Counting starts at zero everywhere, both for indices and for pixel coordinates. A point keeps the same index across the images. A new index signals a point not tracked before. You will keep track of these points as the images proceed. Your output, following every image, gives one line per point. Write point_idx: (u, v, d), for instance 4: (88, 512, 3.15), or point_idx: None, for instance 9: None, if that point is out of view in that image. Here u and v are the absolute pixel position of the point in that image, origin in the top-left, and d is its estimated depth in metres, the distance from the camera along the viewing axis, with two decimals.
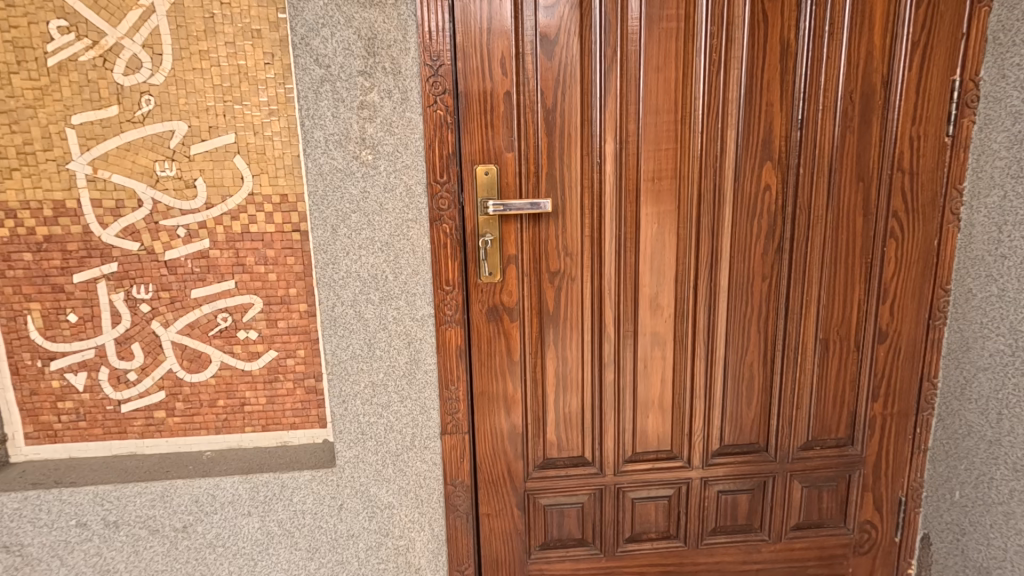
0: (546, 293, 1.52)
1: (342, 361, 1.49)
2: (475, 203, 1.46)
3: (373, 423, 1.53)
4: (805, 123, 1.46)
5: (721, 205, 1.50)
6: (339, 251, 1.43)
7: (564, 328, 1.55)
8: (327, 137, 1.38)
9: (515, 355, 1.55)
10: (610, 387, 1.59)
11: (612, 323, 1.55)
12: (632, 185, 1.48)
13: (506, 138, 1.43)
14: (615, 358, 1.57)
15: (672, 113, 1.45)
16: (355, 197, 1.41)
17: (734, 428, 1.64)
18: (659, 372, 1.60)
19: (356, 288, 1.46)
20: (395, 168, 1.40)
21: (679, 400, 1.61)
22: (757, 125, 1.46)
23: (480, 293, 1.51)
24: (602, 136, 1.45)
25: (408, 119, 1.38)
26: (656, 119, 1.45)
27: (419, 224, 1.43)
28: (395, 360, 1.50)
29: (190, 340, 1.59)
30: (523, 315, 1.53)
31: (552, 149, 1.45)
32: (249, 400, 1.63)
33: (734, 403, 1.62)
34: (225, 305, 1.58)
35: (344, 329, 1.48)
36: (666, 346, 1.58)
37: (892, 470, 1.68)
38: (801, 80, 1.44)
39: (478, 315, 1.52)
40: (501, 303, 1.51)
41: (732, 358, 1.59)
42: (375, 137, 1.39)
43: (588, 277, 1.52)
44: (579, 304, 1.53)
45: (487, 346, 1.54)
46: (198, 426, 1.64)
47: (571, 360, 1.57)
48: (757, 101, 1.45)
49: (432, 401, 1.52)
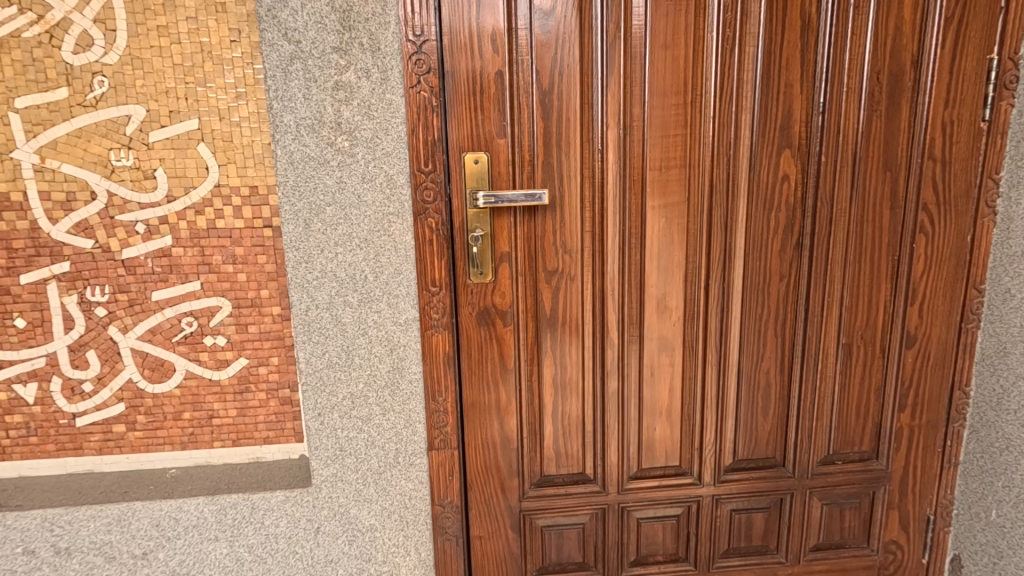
0: (543, 295, 1.38)
1: (318, 370, 1.35)
2: (464, 195, 1.32)
3: (352, 438, 1.39)
4: (828, 106, 1.33)
5: (736, 197, 1.36)
6: (313, 248, 1.29)
7: (562, 332, 1.41)
8: (298, 121, 1.24)
9: (509, 363, 1.41)
10: (613, 398, 1.45)
11: (616, 327, 1.41)
12: (637, 174, 1.34)
13: (497, 122, 1.29)
14: (619, 366, 1.43)
15: (681, 94, 1.31)
16: (330, 187, 1.27)
17: (748, 442, 1.50)
18: (667, 380, 1.46)
19: (332, 289, 1.32)
20: (374, 156, 1.26)
21: (688, 412, 1.48)
22: (774, 107, 1.32)
23: (469, 295, 1.37)
24: (604, 120, 1.31)
25: (388, 101, 1.24)
26: (663, 102, 1.31)
27: (401, 218, 1.29)
28: (376, 368, 1.36)
29: (152, 347, 1.45)
30: (518, 318, 1.39)
31: (548, 136, 1.31)
32: (218, 413, 1.49)
33: (748, 415, 1.49)
34: (190, 308, 1.44)
35: (319, 335, 1.34)
36: (675, 353, 1.44)
37: (920, 486, 1.55)
38: (824, 58, 1.30)
39: (468, 319, 1.38)
40: (493, 306, 1.37)
41: (747, 365, 1.45)
42: (351, 122, 1.25)
43: (589, 276, 1.38)
44: (579, 306, 1.39)
45: (478, 353, 1.40)
46: (162, 442, 1.50)
47: (571, 368, 1.43)
48: (774, 82, 1.31)
49: (418, 413, 1.39)
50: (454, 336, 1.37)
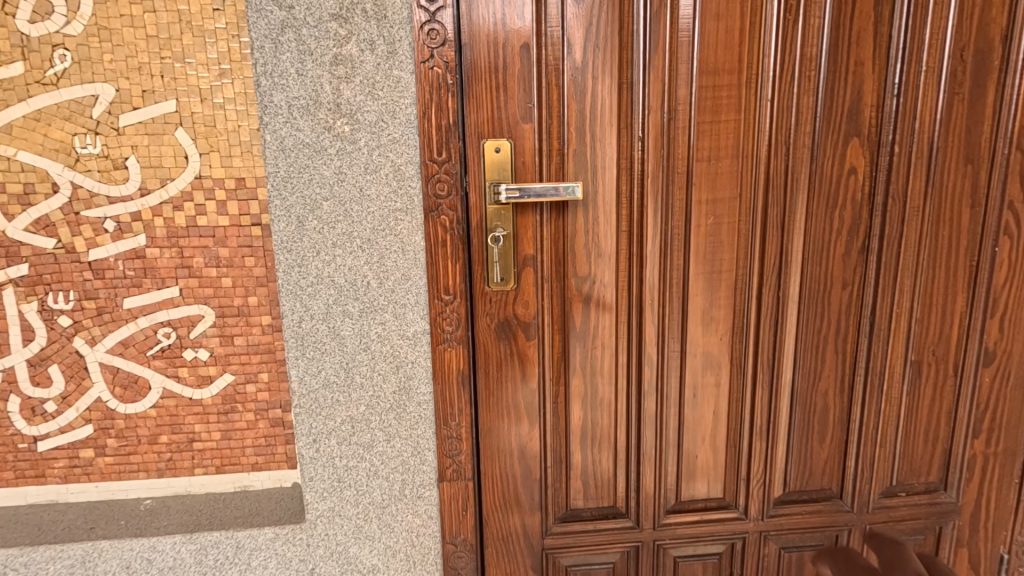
0: (572, 304, 1.20)
1: (313, 391, 1.18)
2: (482, 188, 1.14)
3: (352, 468, 1.22)
4: (904, 87, 1.15)
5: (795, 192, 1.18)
6: (307, 250, 1.12)
7: (593, 346, 1.23)
8: (290, 101, 1.06)
9: (532, 382, 1.23)
10: (650, 421, 1.27)
11: (654, 342, 1.23)
12: (682, 166, 1.16)
13: (522, 105, 1.12)
14: (657, 386, 1.25)
15: (734, 72, 1.13)
16: (327, 179, 1.09)
17: (802, 471, 1.32)
18: (711, 402, 1.28)
19: (330, 298, 1.14)
20: (378, 143, 1.08)
21: (734, 437, 1.30)
22: (842, 89, 1.14)
23: (487, 305, 1.19)
24: (645, 102, 1.13)
25: (395, 79, 1.07)
26: (714, 82, 1.13)
27: (409, 215, 1.11)
28: (380, 388, 1.18)
29: (123, 361, 1.27)
30: (543, 331, 1.21)
31: (580, 121, 1.13)
32: (199, 436, 1.32)
33: (802, 440, 1.31)
34: (167, 318, 1.26)
35: (315, 350, 1.16)
36: (721, 371, 1.26)
37: (993, 521, 1.37)
38: (900, 32, 1.13)
39: (485, 331, 1.20)
40: (515, 317, 1.20)
41: (802, 385, 1.28)
42: (353, 102, 1.07)
43: (624, 283, 1.21)
44: (613, 317, 1.22)
45: (497, 371, 1.22)
46: (136, 468, 1.32)
47: (602, 387, 1.25)
48: (842, 60, 1.13)
49: (428, 439, 1.21)
50: (469, 351, 1.20)
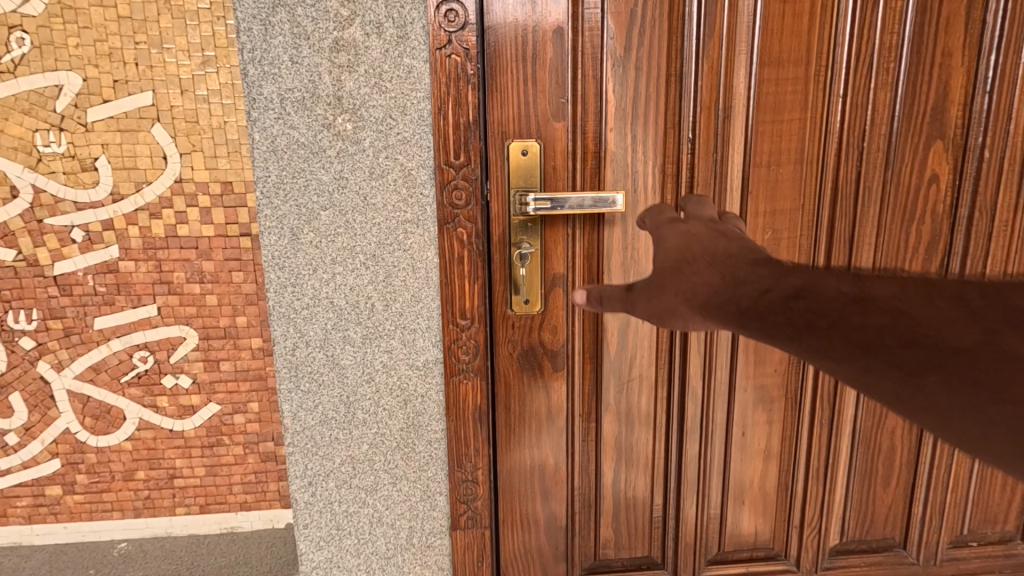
0: (606, 331, 1.05)
1: (308, 428, 1.02)
2: (506, 197, 0.98)
3: (352, 514, 1.06)
4: (998, 83, 0.98)
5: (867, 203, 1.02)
6: (302, 267, 0.96)
7: (629, 379, 1.07)
8: (282, 93, 0.90)
9: (558, 418, 1.08)
10: (691, 462, 1.12)
11: (698, 373, 1.08)
12: (738, 172, 1.00)
13: (553, 100, 0.96)
14: (701, 423, 1.10)
15: (802, 63, 0.97)
16: (326, 185, 0.93)
17: (861, 520, 1.17)
18: (762, 441, 1.12)
19: (328, 322, 0.98)
20: (386, 143, 0.93)
21: (786, 481, 1.14)
22: (926, 84, 0.98)
23: (509, 330, 1.03)
24: (697, 98, 0.97)
25: (406, 68, 0.91)
26: (778, 75, 0.97)
27: (421, 227, 0.96)
28: (386, 425, 1.03)
29: (94, 389, 1.12)
30: (572, 360, 1.06)
31: (620, 120, 0.97)
32: (181, 471, 1.17)
33: (864, 485, 1.15)
34: (144, 340, 1.11)
35: (310, 382, 1.00)
36: (774, 406, 1.10)
37: None
38: (997, 18, 0.96)
39: (506, 361, 1.05)
40: (540, 344, 1.04)
41: (866, 424, 1.12)
42: (356, 95, 0.91)
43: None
44: (652, 345, 1.06)
45: (519, 404, 1.07)
46: (109, 508, 1.17)
47: (638, 424, 1.09)
48: (929, 51, 0.97)
49: (439, 482, 1.06)
50: (487, 383, 1.04)
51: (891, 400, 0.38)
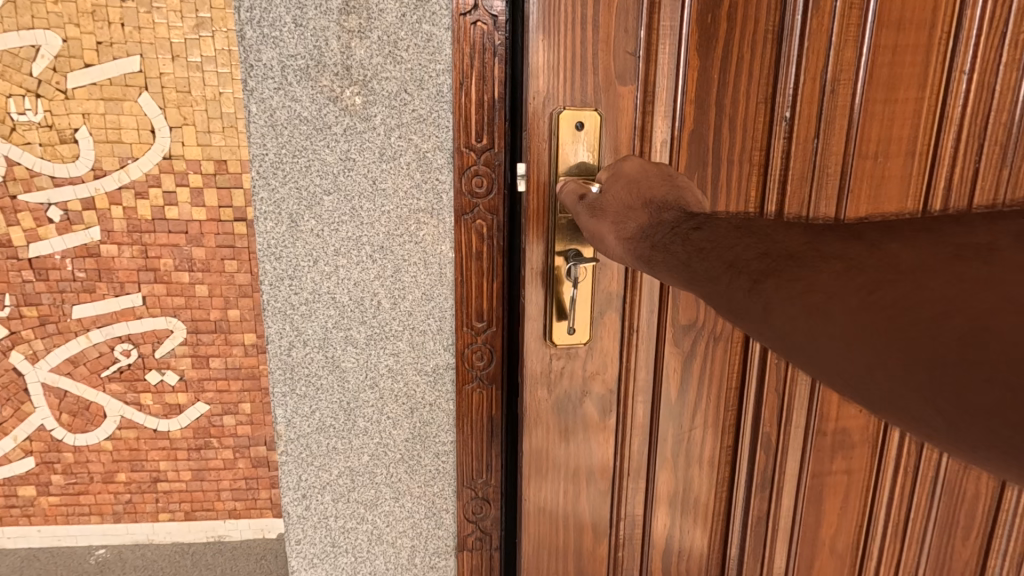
0: (667, 369, 0.92)
1: (304, 436, 0.92)
2: (547, 199, 0.81)
3: (350, 531, 0.97)
4: None
5: (953, 193, 0.96)
6: (301, 257, 0.85)
7: (691, 428, 0.96)
8: (284, 60, 0.79)
9: (602, 480, 0.95)
10: (757, 528, 1.04)
11: (772, 418, 0.98)
12: (837, 158, 0.90)
13: (622, 55, 0.79)
14: (772, 477, 1.01)
15: (926, 28, 0.87)
16: (330, 166, 0.83)
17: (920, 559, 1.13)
18: (840, 498, 1.06)
19: (329, 320, 0.88)
20: (399, 120, 0.82)
21: (861, 540, 1.10)
22: None
23: (546, 372, 0.87)
24: (803, 61, 0.84)
25: (425, 36, 0.80)
26: (898, 40, 0.87)
27: (435, 217, 0.86)
28: (389, 435, 0.93)
29: (72, 383, 1.09)
30: (622, 400, 0.92)
31: (704, 88, 0.83)
32: (164, 475, 1.14)
33: (940, 534, 1.12)
34: (127, 332, 1.07)
35: (308, 385, 0.90)
36: (855, 455, 1.04)
37: None
38: None
39: (542, 407, 0.89)
40: (591, 387, 0.89)
41: (953, 470, 1.08)
42: (366, 66, 0.80)
43: (741, 340, 0.94)
44: (722, 384, 0.95)
45: (558, 458, 0.92)
46: (86, 512, 1.15)
47: (698, 484, 0.99)
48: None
49: (446, 499, 0.97)
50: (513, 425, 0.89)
51: (744, 310, 0.47)
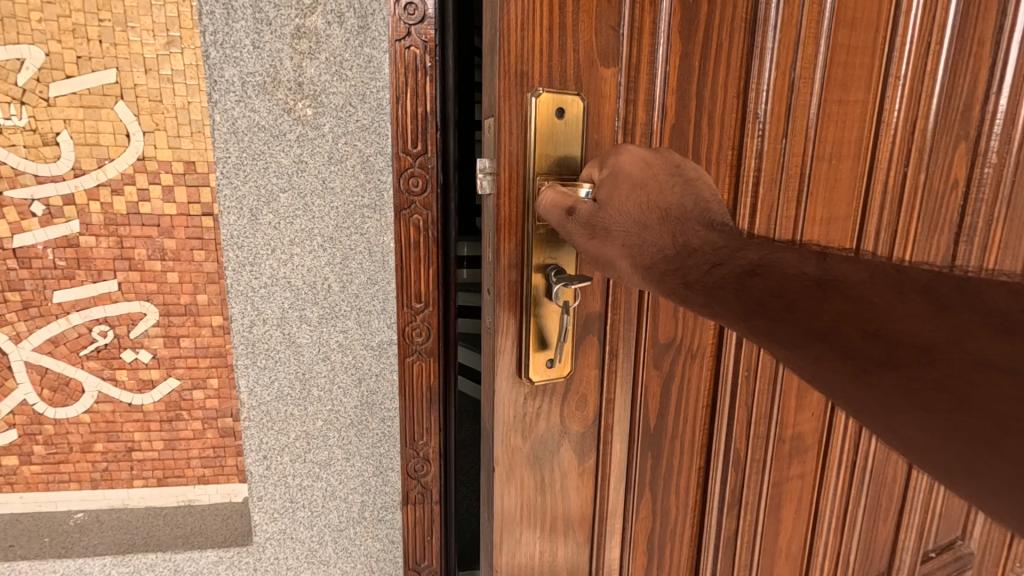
0: (647, 391, 0.98)
1: (264, 403, 1.05)
2: (525, 201, 0.79)
3: (307, 488, 1.10)
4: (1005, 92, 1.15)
5: (887, 196, 1.10)
6: (261, 247, 0.99)
7: (666, 449, 1.04)
8: (244, 77, 0.92)
9: (582, 520, 0.98)
10: (726, 542, 1.16)
11: (743, 425, 1.10)
12: (797, 159, 1.00)
13: (604, 33, 0.80)
14: (738, 493, 1.13)
15: (872, 29, 1.01)
16: (285, 168, 0.96)
17: (842, 534, 1.32)
18: (793, 500, 1.23)
19: (285, 301, 1.01)
20: (345, 129, 0.96)
21: (808, 529, 1.28)
22: (959, 91, 1.11)
23: (524, 419, 0.88)
24: (774, 56, 0.92)
25: (366, 58, 0.95)
26: (850, 39, 0.99)
27: (378, 212, 1.00)
28: (340, 403, 1.07)
29: (53, 361, 1.14)
30: (601, 435, 0.96)
31: (684, 77, 0.87)
32: (139, 445, 1.19)
33: (869, 512, 1.33)
34: (104, 315, 1.13)
35: (267, 359, 1.03)
36: (805, 453, 1.21)
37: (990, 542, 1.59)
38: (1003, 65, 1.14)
39: (521, 451, 0.89)
40: (573, 421, 0.93)
41: (878, 457, 1.30)
42: (316, 82, 0.94)
43: (710, 358, 1.04)
44: (694, 401, 1.04)
45: (538, 506, 0.93)
46: (66, 480, 1.18)
47: (673, 505, 1.09)
48: (943, 62, 1.08)
49: (392, 458, 1.11)
50: (490, 480, 0.89)
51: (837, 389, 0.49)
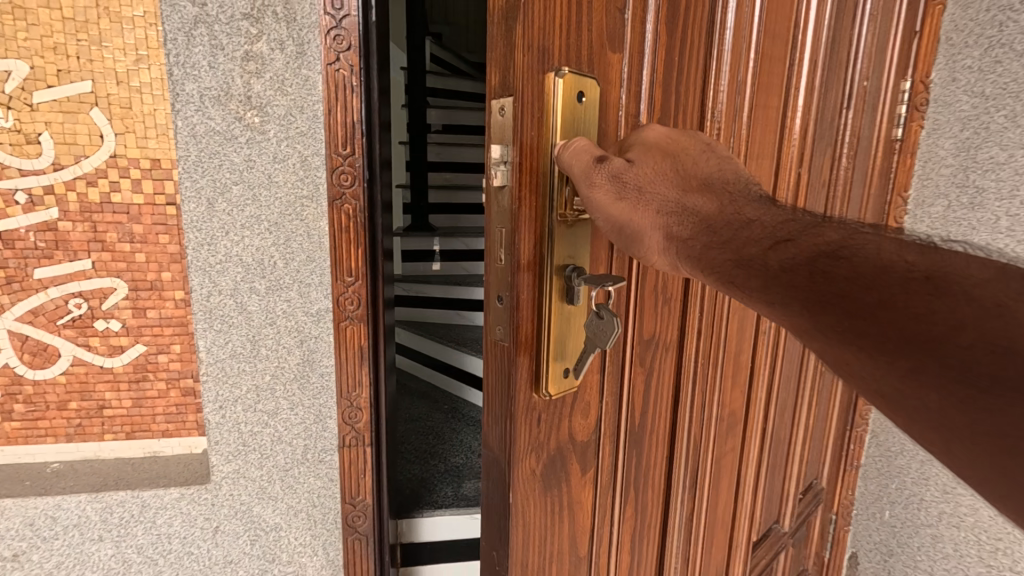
0: (633, 396, 0.86)
1: (220, 360, 1.29)
2: (546, 185, 0.65)
3: (257, 433, 1.33)
4: (853, 98, 1.35)
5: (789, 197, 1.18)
6: (217, 229, 1.22)
7: (648, 453, 0.94)
8: (202, 91, 1.17)
9: (582, 546, 0.83)
10: (684, 534, 1.10)
11: (702, 415, 1.05)
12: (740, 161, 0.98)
13: (612, 12, 0.69)
14: (694, 482, 1.08)
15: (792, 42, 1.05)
16: (237, 165, 1.20)
17: (755, 498, 1.39)
18: (727, 478, 1.23)
19: (237, 275, 1.25)
20: (287, 134, 1.20)
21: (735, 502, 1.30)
22: (828, 98, 1.26)
23: (534, 442, 0.70)
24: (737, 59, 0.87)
25: (303, 77, 1.18)
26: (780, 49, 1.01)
27: (315, 202, 1.23)
28: (285, 360, 1.30)
29: (33, 329, 1.27)
30: (598, 447, 0.82)
31: (668, 69, 0.77)
32: (109, 403, 1.32)
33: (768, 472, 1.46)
34: (79, 289, 1.26)
35: (222, 322, 1.27)
36: (737, 431, 1.22)
37: (844, 485, 1.88)
38: (850, 82, 1.34)
39: (525, 480, 0.71)
40: (572, 436, 0.77)
41: (774, 424, 1.41)
42: (262, 96, 1.18)
43: (683, 351, 0.95)
44: (670, 398, 0.95)
45: (544, 539, 0.76)
46: (43, 434, 1.32)
47: (649, 514, 0.98)
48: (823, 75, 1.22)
49: (330, 408, 1.34)
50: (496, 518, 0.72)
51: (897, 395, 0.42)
